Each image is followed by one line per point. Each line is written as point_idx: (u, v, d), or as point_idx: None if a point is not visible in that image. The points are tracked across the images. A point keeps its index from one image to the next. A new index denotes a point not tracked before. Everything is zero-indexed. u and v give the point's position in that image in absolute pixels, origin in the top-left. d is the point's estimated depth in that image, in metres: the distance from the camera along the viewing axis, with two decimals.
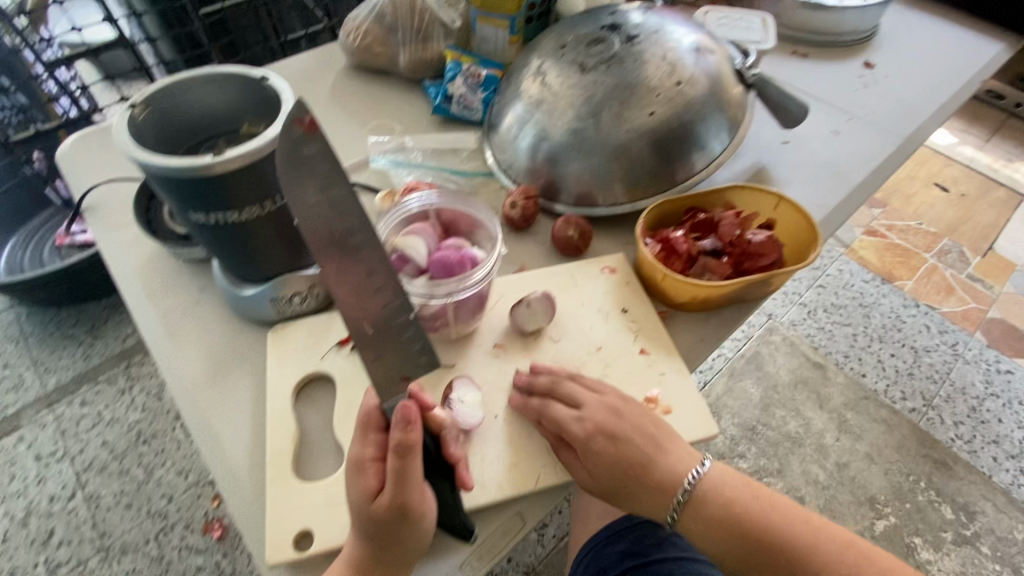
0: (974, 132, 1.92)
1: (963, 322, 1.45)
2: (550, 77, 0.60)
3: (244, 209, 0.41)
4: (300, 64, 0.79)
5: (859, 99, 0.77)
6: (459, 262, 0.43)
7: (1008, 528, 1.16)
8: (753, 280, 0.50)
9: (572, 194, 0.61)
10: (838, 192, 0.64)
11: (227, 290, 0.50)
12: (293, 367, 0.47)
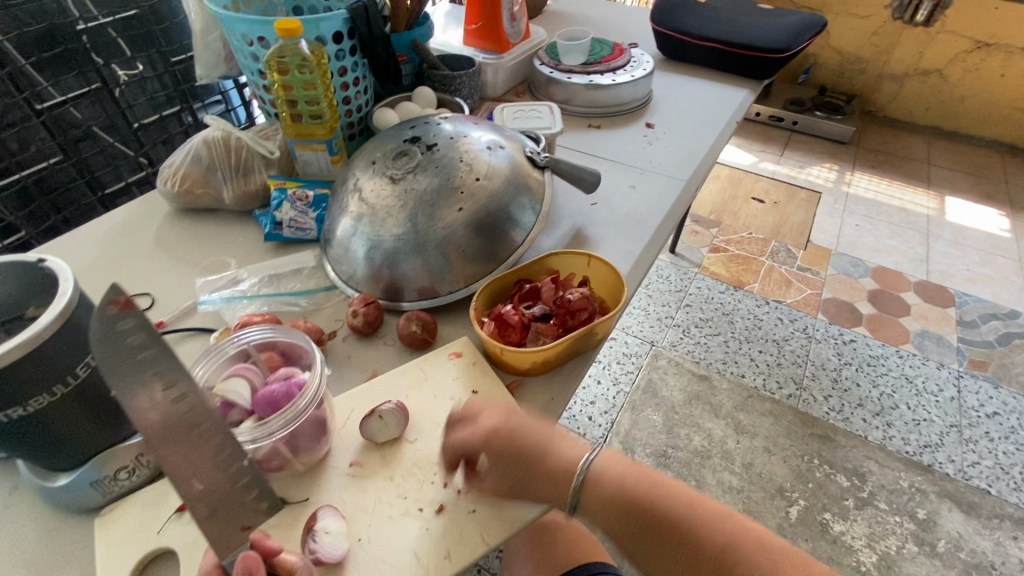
0: (770, 151, 2.31)
1: (806, 308, 1.68)
2: (366, 192, 0.64)
3: (33, 400, 0.38)
4: (119, 217, 0.77)
5: (647, 155, 0.91)
6: (286, 394, 0.44)
7: (894, 479, 1.29)
8: (577, 335, 0.56)
9: (411, 291, 0.64)
10: (643, 236, 0.75)
11: (38, 486, 0.45)
12: (126, 552, 0.43)
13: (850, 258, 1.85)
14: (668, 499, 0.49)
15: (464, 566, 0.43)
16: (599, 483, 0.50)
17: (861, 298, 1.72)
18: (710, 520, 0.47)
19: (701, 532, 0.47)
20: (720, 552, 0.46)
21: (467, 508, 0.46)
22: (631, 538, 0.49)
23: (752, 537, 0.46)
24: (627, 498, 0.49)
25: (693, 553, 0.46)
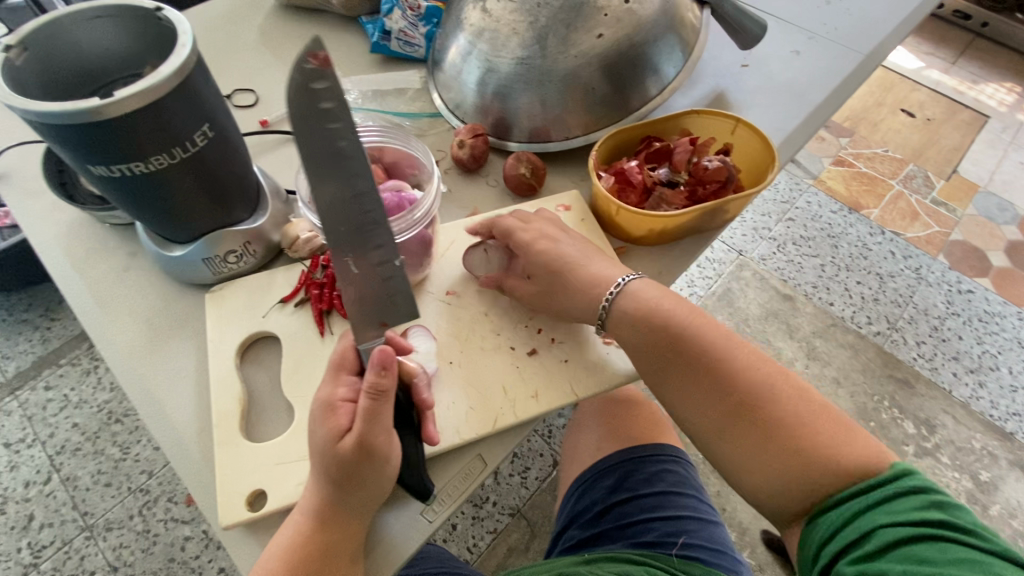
0: (941, 55, 1.89)
1: (926, 246, 1.48)
2: (491, 2, 0.55)
3: (153, 160, 0.37)
4: (224, 4, 0.72)
5: (820, 16, 0.74)
6: (398, 205, 0.42)
7: (967, 438, 1.21)
8: (707, 208, 0.49)
9: (523, 131, 0.58)
10: (796, 114, 0.63)
11: (157, 253, 0.47)
12: (235, 328, 0.45)
13: (999, 200, 1.58)
14: (707, 340, 0.43)
15: (549, 408, 0.43)
16: (638, 306, 0.44)
17: (997, 247, 1.49)
18: (748, 364, 0.42)
19: (739, 378, 0.42)
20: (763, 398, 0.41)
21: (560, 358, 0.45)
22: (657, 367, 0.44)
23: (788, 391, 0.41)
24: (669, 330, 0.43)
25: (733, 399, 0.41)
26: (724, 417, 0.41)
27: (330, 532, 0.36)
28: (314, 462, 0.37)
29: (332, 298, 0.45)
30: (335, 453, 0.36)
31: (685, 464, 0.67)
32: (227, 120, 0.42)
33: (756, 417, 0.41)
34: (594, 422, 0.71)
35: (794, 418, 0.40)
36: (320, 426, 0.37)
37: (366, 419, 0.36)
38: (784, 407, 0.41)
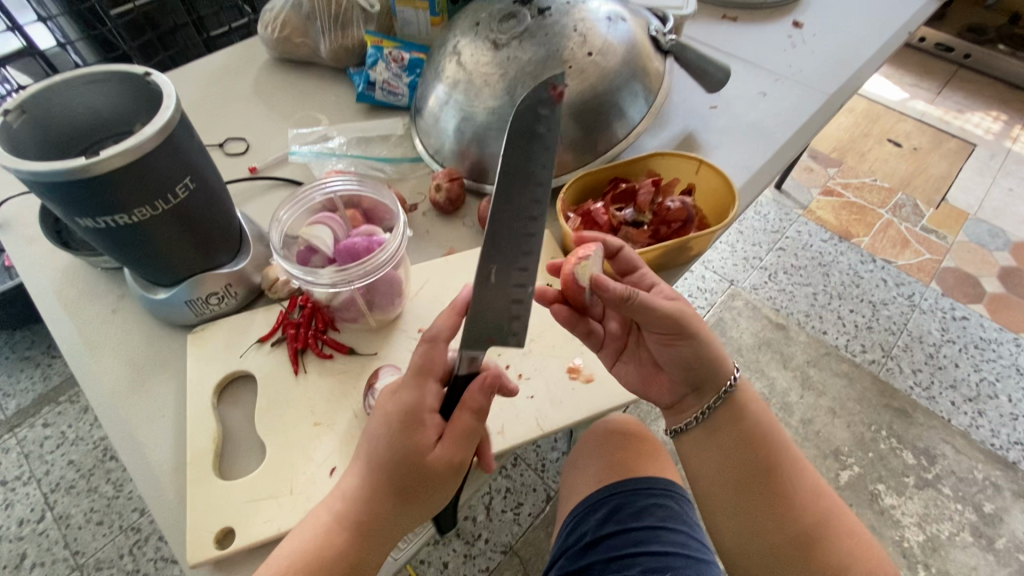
0: (925, 87, 1.94)
1: (918, 273, 1.49)
2: (465, 56, 0.59)
3: (137, 211, 0.39)
4: (221, 60, 0.77)
5: (786, 60, 0.78)
6: (366, 249, 0.43)
7: (968, 468, 1.19)
8: (669, 246, 0.51)
9: (497, 174, 0.61)
10: (762, 152, 0.65)
11: (142, 295, 0.49)
12: (213, 367, 0.47)
13: (990, 227, 1.59)
14: (790, 465, 0.50)
15: (513, 445, 0.44)
16: (741, 417, 0.50)
17: (990, 273, 1.49)
18: (820, 498, 0.50)
19: (811, 506, 0.49)
20: (826, 530, 0.48)
21: (526, 394, 0.46)
22: (736, 462, 0.50)
23: (851, 535, 0.49)
24: (764, 445, 0.50)
25: (804, 527, 0.48)
26: (788, 542, 0.48)
27: (369, 541, 0.38)
28: (383, 470, 0.38)
29: (307, 337, 0.47)
30: (413, 468, 0.37)
31: (680, 499, 0.64)
32: (209, 171, 0.45)
33: (816, 547, 0.48)
34: (595, 457, 0.68)
35: (849, 555, 0.47)
36: (400, 439, 0.37)
37: (456, 444, 0.38)
38: (843, 546, 0.48)
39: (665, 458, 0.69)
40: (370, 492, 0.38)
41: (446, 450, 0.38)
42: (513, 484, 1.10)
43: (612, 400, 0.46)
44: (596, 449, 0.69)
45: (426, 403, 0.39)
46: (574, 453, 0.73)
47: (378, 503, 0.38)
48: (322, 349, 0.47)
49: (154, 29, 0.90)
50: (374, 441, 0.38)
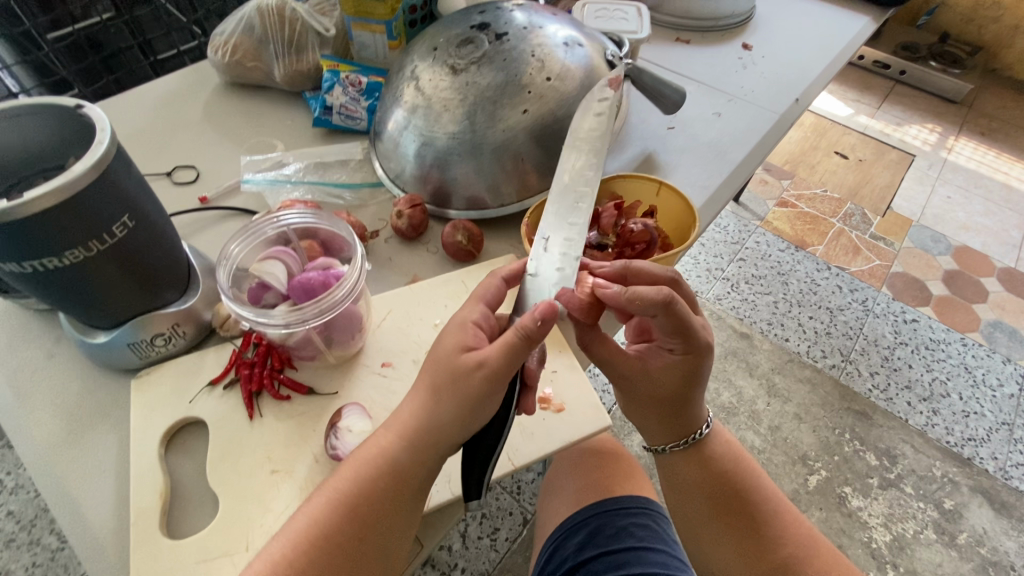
0: (866, 102, 2.05)
1: (870, 279, 1.55)
2: (424, 81, 0.58)
3: (70, 253, 0.37)
4: (169, 84, 0.74)
5: (738, 81, 0.80)
6: (322, 284, 0.42)
7: (927, 467, 1.23)
8: None
9: (460, 199, 0.60)
10: (720, 171, 0.67)
11: (80, 340, 0.45)
12: (159, 416, 0.44)
13: (932, 232, 1.68)
14: (761, 497, 0.54)
15: None
16: (703, 461, 0.55)
17: (934, 276, 1.57)
18: (792, 524, 0.53)
19: (781, 538, 0.52)
20: (799, 560, 0.51)
21: None
22: (704, 502, 0.55)
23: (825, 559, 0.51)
24: (727, 482, 0.54)
25: (771, 561, 0.51)
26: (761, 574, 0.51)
27: (419, 455, 0.37)
28: (429, 372, 0.38)
29: (262, 378, 0.44)
30: (450, 367, 0.37)
31: (658, 517, 0.62)
32: (151, 206, 0.42)
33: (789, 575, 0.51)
34: (571, 479, 0.68)
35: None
36: (440, 345, 0.39)
37: (493, 350, 0.36)
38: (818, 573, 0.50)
39: (643, 479, 0.68)
40: (417, 402, 0.38)
41: (482, 353, 0.36)
42: (488, 509, 1.07)
43: (581, 432, 0.45)
44: (572, 471, 0.69)
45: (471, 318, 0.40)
46: (552, 478, 0.72)
47: (423, 410, 0.37)
48: (278, 390, 0.44)
49: (98, 52, 0.87)
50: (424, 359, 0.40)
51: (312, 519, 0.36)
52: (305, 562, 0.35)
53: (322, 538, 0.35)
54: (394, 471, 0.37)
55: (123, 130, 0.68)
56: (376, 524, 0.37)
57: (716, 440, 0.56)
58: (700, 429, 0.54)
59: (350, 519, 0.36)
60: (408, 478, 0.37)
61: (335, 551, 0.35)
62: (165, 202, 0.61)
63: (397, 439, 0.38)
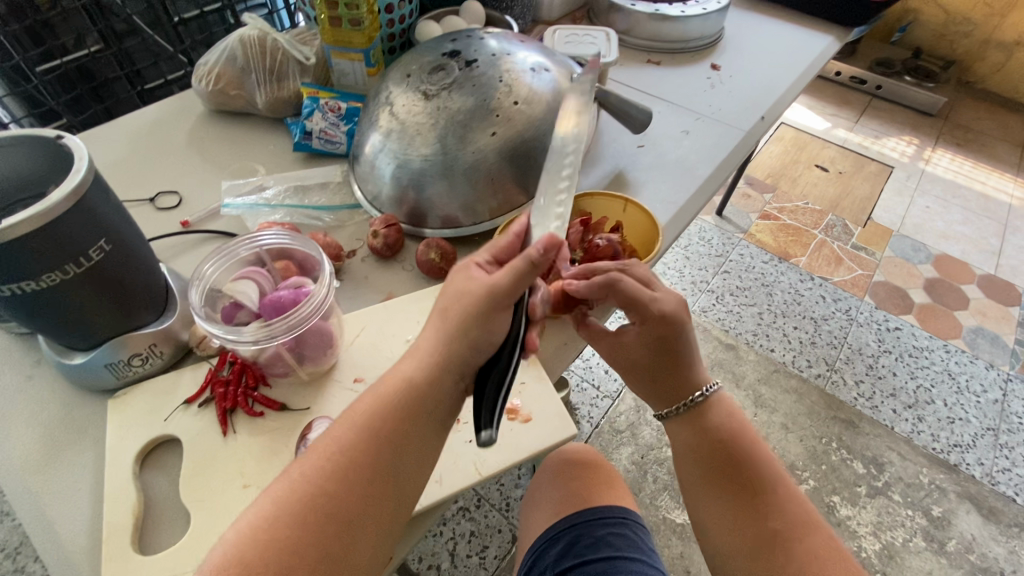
0: (844, 116, 2.10)
1: (853, 289, 1.58)
2: (397, 106, 0.60)
3: (46, 277, 0.38)
4: (155, 112, 0.76)
5: (706, 100, 0.84)
6: (293, 301, 0.43)
7: (914, 474, 1.24)
8: None
9: (435, 219, 0.62)
10: (688, 187, 0.69)
11: (58, 361, 0.46)
12: (134, 434, 0.45)
13: (913, 241, 1.71)
14: (763, 468, 0.50)
15: (452, 493, 0.43)
16: (706, 421, 0.51)
17: (916, 285, 1.60)
18: (794, 502, 0.48)
19: (779, 510, 0.47)
20: (795, 539, 0.46)
21: (464, 439, 0.46)
22: (702, 463, 0.51)
23: (828, 542, 0.46)
24: (728, 445, 0.50)
25: (773, 531, 0.46)
26: (753, 547, 0.46)
27: (435, 375, 0.40)
28: (449, 300, 0.42)
29: (236, 395, 0.46)
30: (461, 294, 0.41)
31: (635, 527, 0.63)
32: (128, 230, 0.44)
33: (782, 549, 0.45)
34: (553, 490, 0.69)
35: (816, 563, 0.44)
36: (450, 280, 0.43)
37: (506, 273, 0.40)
38: (825, 553, 0.45)
39: (623, 489, 0.69)
40: (429, 331, 0.41)
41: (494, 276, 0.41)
42: (477, 526, 1.07)
43: (548, 442, 0.46)
44: (552, 483, 0.70)
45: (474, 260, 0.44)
46: (535, 489, 0.73)
47: (443, 335, 0.40)
48: (251, 407, 0.45)
49: (88, 82, 0.90)
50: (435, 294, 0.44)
51: (331, 439, 0.38)
52: (328, 478, 0.36)
53: (342, 454, 0.37)
54: (411, 392, 0.39)
55: (109, 158, 0.70)
56: (394, 443, 0.38)
57: (724, 404, 0.52)
58: (704, 386, 0.52)
59: (371, 437, 0.38)
60: (423, 399, 0.40)
61: (356, 466, 0.37)
62: (147, 226, 0.62)
63: (412, 363, 0.40)
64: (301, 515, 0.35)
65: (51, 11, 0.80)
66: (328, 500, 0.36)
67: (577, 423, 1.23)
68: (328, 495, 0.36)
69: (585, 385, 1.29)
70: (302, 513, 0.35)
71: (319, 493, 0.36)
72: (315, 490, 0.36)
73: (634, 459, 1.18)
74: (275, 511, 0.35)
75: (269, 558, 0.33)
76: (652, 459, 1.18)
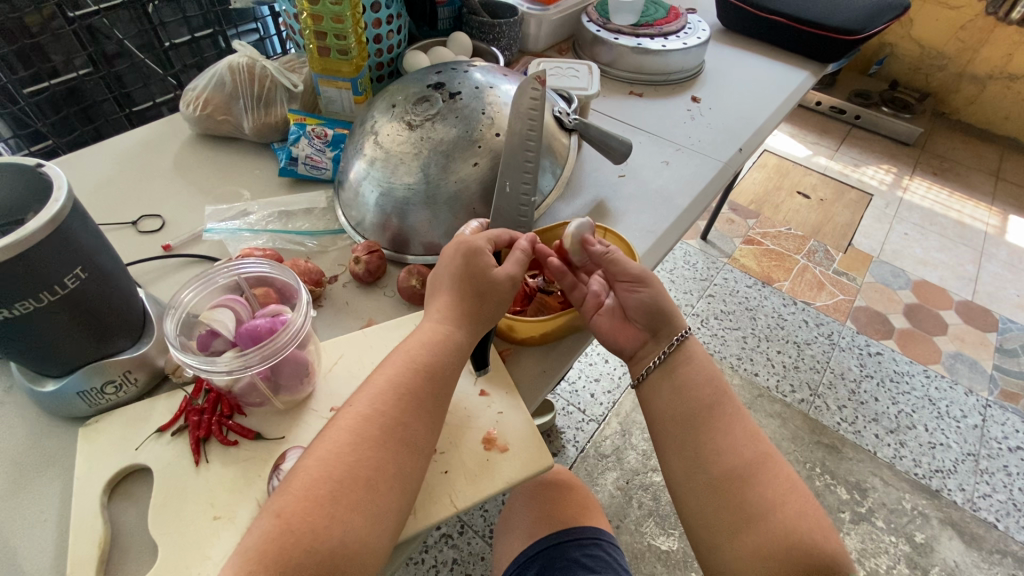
0: (825, 145, 2.16)
1: (835, 314, 1.60)
2: (383, 135, 0.61)
3: (15, 305, 0.38)
4: (140, 135, 0.77)
5: (686, 132, 0.86)
6: (269, 330, 0.44)
7: (897, 499, 1.24)
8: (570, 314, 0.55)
9: (417, 246, 0.62)
10: (666, 217, 0.71)
11: (29, 390, 0.46)
12: (103, 463, 0.44)
13: (892, 267, 1.74)
14: (733, 410, 0.52)
15: (426, 526, 0.43)
16: (682, 365, 0.54)
17: (896, 310, 1.62)
18: (761, 441, 0.50)
19: (748, 446, 0.49)
20: (763, 470, 0.48)
21: (440, 469, 0.46)
22: (678, 404, 0.52)
23: (789, 477, 0.48)
24: (704, 387, 0.53)
25: (743, 461, 0.48)
26: (723, 478, 0.48)
27: (472, 336, 0.48)
28: (464, 284, 0.49)
29: (211, 424, 0.45)
30: (486, 279, 0.49)
31: (608, 547, 0.67)
32: (106, 257, 0.44)
33: (750, 484, 0.47)
34: (525, 514, 0.73)
35: (781, 490, 0.47)
36: (474, 261, 0.49)
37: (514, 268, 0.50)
38: (788, 484, 0.47)
39: (596, 512, 0.73)
40: (461, 300, 0.49)
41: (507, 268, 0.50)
42: (460, 554, 1.05)
43: (522, 473, 0.46)
44: (526, 507, 0.74)
45: (479, 243, 0.50)
46: (510, 512, 0.76)
47: (460, 304, 0.48)
48: (226, 435, 0.45)
49: (77, 104, 0.90)
50: (452, 269, 0.49)
51: (396, 383, 0.44)
52: (384, 411, 0.42)
53: (394, 393, 0.43)
54: (458, 351, 0.47)
55: (93, 180, 0.70)
56: (442, 384, 0.45)
57: (701, 349, 0.55)
58: (682, 330, 0.55)
59: (407, 380, 0.44)
60: (462, 352, 0.47)
61: (406, 407, 0.43)
62: (129, 250, 0.62)
63: (450, 326, 0.48)
64: (377, 441, 0.41)
65: (42, 34, 0.81)
66: (398, 429, 0.42)
67: (563, 447, 1.22)
68: (392, 425, 0.42)
69: (571, 408, 1.28)
70: (379, 440, 0.41)
71: (390, 424, 0.42)
72: (385, 423, 0.42)
73: (619, 484, 1.17)
74: (354, 439, 0.41)
75: (353, 474, 0.39)
76: (637, 484, 1.17)
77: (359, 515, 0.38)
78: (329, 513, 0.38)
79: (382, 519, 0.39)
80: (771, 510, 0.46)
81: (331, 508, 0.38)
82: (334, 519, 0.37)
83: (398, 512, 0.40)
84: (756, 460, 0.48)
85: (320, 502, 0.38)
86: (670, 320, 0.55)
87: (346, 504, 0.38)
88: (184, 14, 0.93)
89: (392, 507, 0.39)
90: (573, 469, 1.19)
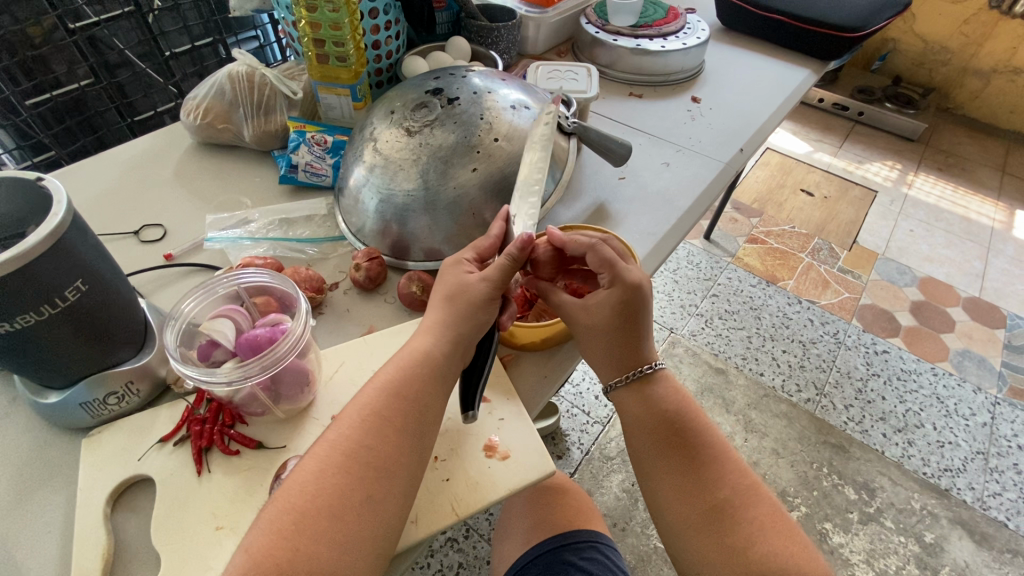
0: (828, 142, 2.15)
1: (840, 312, 1.59)
2: (381, 142, 0.61)
3: (17, 318, 0.38)
4: (143, 144, 0.77)
5: (686, 132, 0.86)
6: (269, 340, 0.44)
7: (906, 499, 1.23)
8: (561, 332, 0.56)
9: (417, 252, 0.62)
10: (667, 219, 0.70)
11: (33, 402, 0.46)
12: (105, 473, 0.44)
13: (897, 265, 1.73)
14: (704, 444, 0.50)
15: (429, 534, 0.43)
16: (651, 397, 0.52)
17: (902, 308, 1.61)
18: (734, 475, 0.49)
19: (720, 482, 0.48)
20: (736, 506, 0.47)
21: (441, 477, 0.46)
22: (648, 442, 0.51)
23: (763, 513, 0.47)
24: (676, 422, 0.51)
25: (716, 499, 0.47)
26: (695, 515, 0.47)
27: (449, 355, 0.48)
28: (446, 294, 0.50)
29: (213, 433, 0.45)
30: (463, 288, 0.49)
31: (605, 550, 0.67)
32: (107, 270, 0.44)
33: (722, 523, 0.46)
34: (523, 516, 0.73)
35: (756, 527, 0.46)
36: (453, 272, 0.51)
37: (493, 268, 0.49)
38: (761, 520, 0.46)
39: (593, 514, 0.73)
40: (442, 311, 0.49)
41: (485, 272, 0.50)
42: (465, 559, 1.05)
43: (524, 482, 0.46)
44: (525, 510, 0.73)
45: (463, 256, 0.52)
46: (508, 515, 0.76)
47: (441, 313, 0.49)
48: (227, 445, 0.45)
49: (78, 114, 0.90)
50: (442, 290, 0.51)
51: (361, 406, 0.44)
52: (360, 437, 0.42)
53: (387, 411, 0.43)
54: (427, 368, 0.46)
55: (96, 191, 0.70)
56: (413, 408, 0.44)
57: (667, 379, 0.53)
58: (648, 363, 0.53)
59: (394, 403, 0.44)
60: (441, 378, 0.47)
61: (391, 426, 0.43)
62: (131, 260, 0.63)
63: (430, 338, 0.48)
64: (340, 467, 0.40)
65: (44, 45, 0.81)
66: (361, 453, 0.41)
67: (567, 449, 1.22)
68: (355, 450, 0.41)
69: (575, 411, 1.28)
70: (341, 465, 0.40)
71: (353, 449, 0.41)
72: (349, 447, 0.41)
73: (625, 487, 1.17)
74: (319, 467, 0.40)
75: (317, 504, 0.39)
76: None
77: (328, 545, 0.37)
78: (294, 545, 0.37)
79: (353, 550, 0.38)
80: (743, 551, 0.45)
81: (295, 540, 0.37)
82: (299, 551, 0.36)
83: (370, 541, 0.39)
84: (726, 496, 0.48)
85: (284, 534, 0.37)
86: (633, 354, 0.52)
87: (310, 533, 0.37)
88: (185, 23, 0.93)
89: (363, 537, 0.39)
90: (578, 472, 1.19)
